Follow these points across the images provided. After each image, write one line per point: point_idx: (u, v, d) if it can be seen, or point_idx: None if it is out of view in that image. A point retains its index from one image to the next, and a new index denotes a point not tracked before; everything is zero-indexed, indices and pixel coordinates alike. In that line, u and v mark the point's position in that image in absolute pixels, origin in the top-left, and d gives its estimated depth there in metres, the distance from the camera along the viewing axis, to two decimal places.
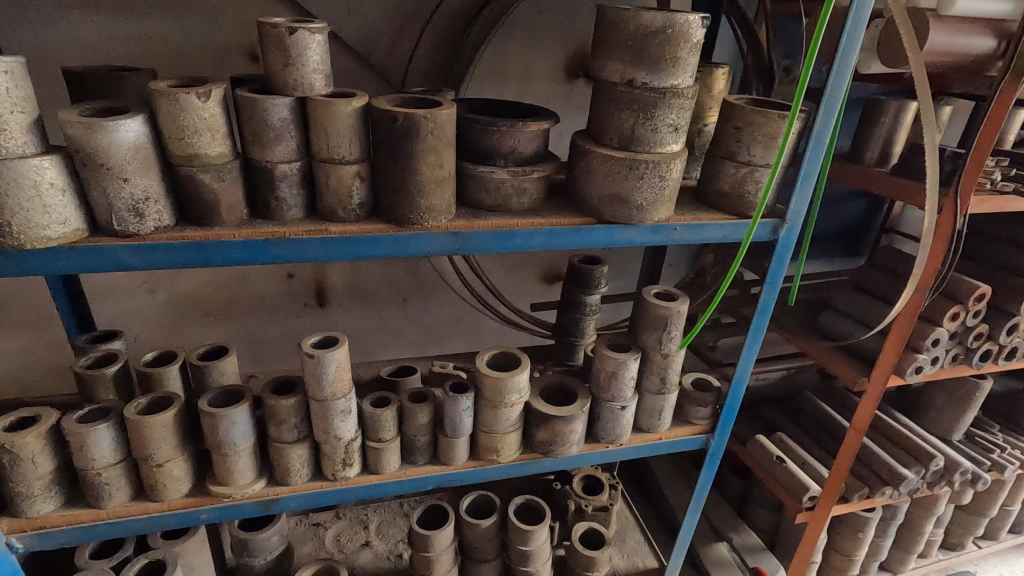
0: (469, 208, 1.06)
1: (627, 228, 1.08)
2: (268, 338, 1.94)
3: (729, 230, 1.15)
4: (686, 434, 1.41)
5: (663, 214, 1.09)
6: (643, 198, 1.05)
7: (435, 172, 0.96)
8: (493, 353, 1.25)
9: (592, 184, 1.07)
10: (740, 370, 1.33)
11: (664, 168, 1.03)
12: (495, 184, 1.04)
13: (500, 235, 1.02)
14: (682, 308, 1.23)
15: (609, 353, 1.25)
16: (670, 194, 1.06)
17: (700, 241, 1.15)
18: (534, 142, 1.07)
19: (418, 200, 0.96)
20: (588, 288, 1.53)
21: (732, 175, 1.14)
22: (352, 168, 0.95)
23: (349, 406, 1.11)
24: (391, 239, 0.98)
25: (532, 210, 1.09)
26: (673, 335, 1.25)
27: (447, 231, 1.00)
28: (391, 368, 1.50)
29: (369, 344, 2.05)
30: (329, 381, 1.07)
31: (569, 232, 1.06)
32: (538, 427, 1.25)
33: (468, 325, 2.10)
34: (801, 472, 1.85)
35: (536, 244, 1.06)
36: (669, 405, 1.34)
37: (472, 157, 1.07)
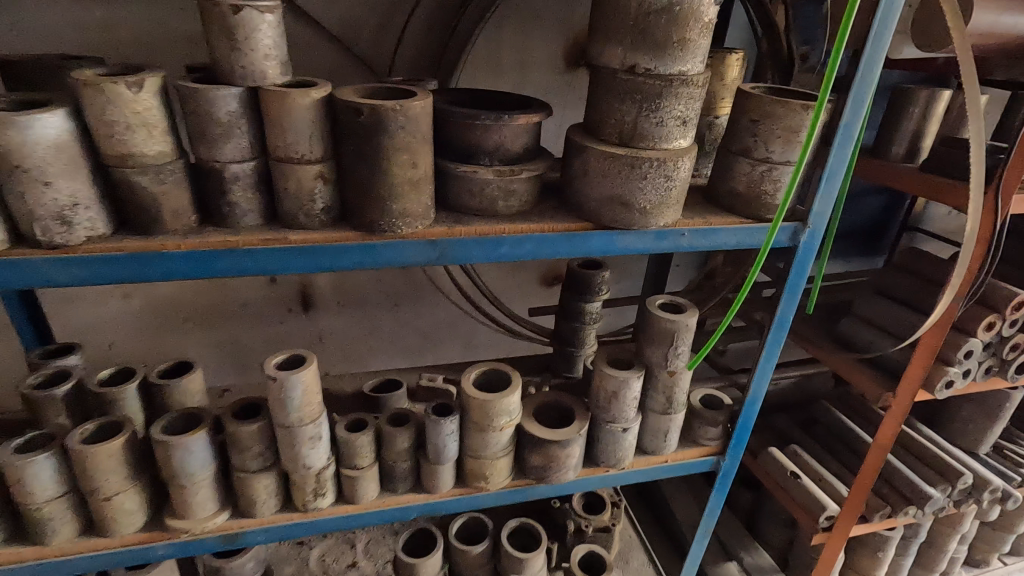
0: (451, 212, 0.95)
1: (629, 234, 0.96)
2: (251, 346, 1.83)
3: (744, 236, 1.03)
4: (695, 456, 1.29)
5: (669, 218, 0.97)
6: (647, 201, 0.93)
7: (409, 173, 0.84)
8: (481, 369, 1.13)
9: (590, 185, 0.94)
10: (754, 387, 1.21)
11: (670, 166, 0.91)
12: (479, 185, 0.93)
13: (484, 243, 0.91)
14: (691, 322, 1.10)
15: (610, 370, 1.13)
16: (677, 195, 0.94)
17: (711, 248, 1.03)
18: (523, 138, 0.95)
19: (390, 204, 0.85)
20: (588, 296, 1.41)
21: (748, 174, 1.02)
22: (314, 168, 0.83)
23: (319, 432, 1.00)
24: (360, 248, 0.87)
25: (521, 214, 0.97)
26: (681, 351, 1.12)
27: (424, 239, 0.89)
28: (374, 382, 1.39)
29: (358, 351, 1.94)
30: (295, 406, 0.96)
31: (563, 239, 0.94)
32: (531, 451, 1.14)
33: (463, 331, 1.98)
34: (817, 489, 1.73)
35: (525, 252, 0.94)
36: (675, 425, 1.22)
37: (454, 154, 0.95)
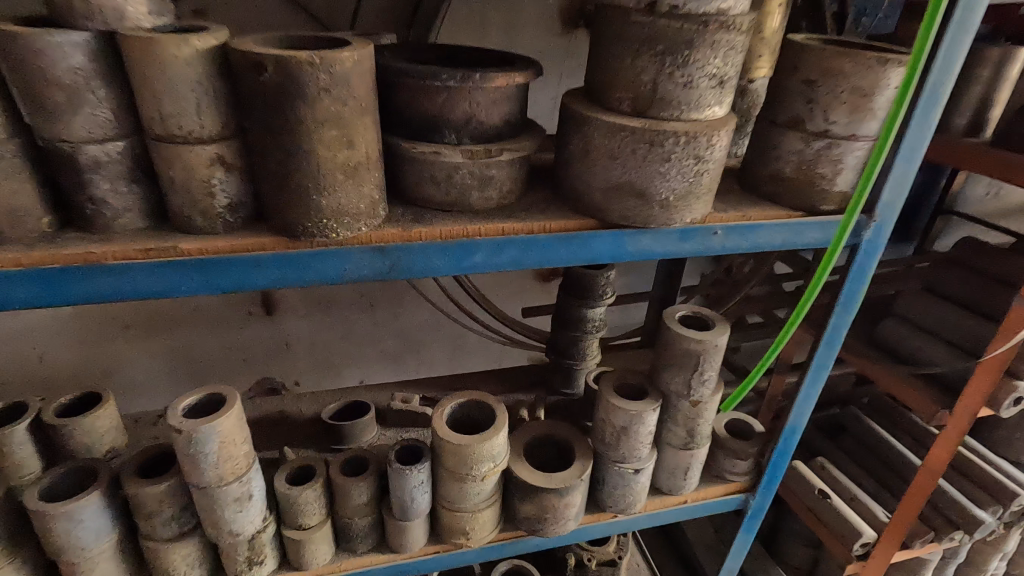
0: (408, 208, 0.72)
1: (644, 235, 0.73)
2: (207, 355, 1.60)
3: (792, 234, 0.80)
4: (719, 494, 1.08)
5: (698, 213, 0.73)
6: (669, 191, 0.69)
7: (342, 156, 0.61)
8: (457, 402, 0.91)
9: (593, 170, 0.71)
10: (793, 416, 1.00)
11: (701, 143, 0.67)
12: (446, 172, 0.69)
13: (451, 250, 0.68)
14: (721, 341, 0.87)
15: (618, 402, 0.90)
16: (709, 182, 0.71)
17: (749, 250, 0.80)
18: (504, 106, 0.71)
19: (316, 199, 0.62)
20: (589, 301, 1.18)
21: (799, 153, 0.78)
22: (209, 151, 0.60)
23: (247, 490, 0.78)
24: (280, 261, 0.64)
25: (502, 208, 0.74)
26: (707, 377, 0.90)
27: (369, 246, 0.66)
28: (337, 405, 1.16)
29: (331, 358, 1.70)
30: (210, 464, 0.74)
31: (556, 242, 0.71)
32: (521, 500, 0.92)
33: (450, 334, 1.74)
34: (849, 511, 1.52)
35: (507, 260, 0.71)
36: (697, 461, 1.01)
37: (410, 129, 0.71)
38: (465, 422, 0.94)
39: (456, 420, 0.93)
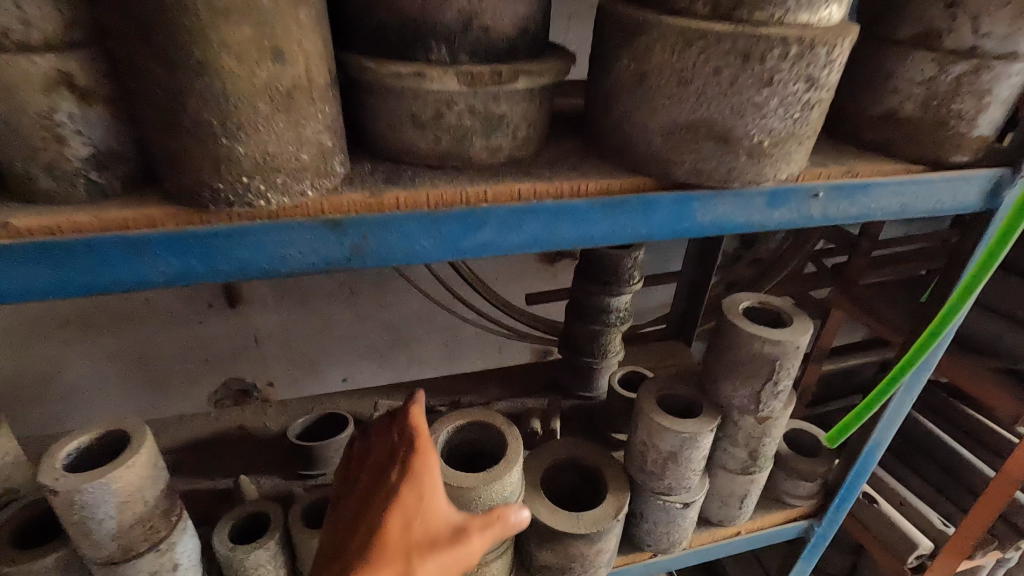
0: (379, 164, 0.49)
1: (720, 199, 0.51)
2: (160, 354, 1.30)
3: (914, 197, 0.58)
4: (776, 522, 0.89)
5: (797, 166, 0.51)
6: (764, 133, 0.47)
7: (267, 75, 0.38)
8: (455, 427, 0.70)
9: (649, 104, 0.49)
10: (879, 428, 0.82)
11: (817, 56, 0.44)
12: (434, 109, 0.47)
13: (445, 223, 0.46)
14: (803, 341, 0.66)
15: (666, 422, 0.69)
16: (818, 119, 0.48)
17: (854, 219, 0.58)
18: (519, 8, 0.48)
19: (228, 145, 0.39)
20: (613, 287, 0.96)
21: (927, 82, 0.56)
22: (44, 66, 0.37)
23: (170, 559, 0.58)
24: (178, 243, 0.41)
25: (514, 162, 0.51)
26: (781, 389, 0.69)
27: (315, 220, 0.43)
28: (307, 419, 0.94)
29: (306, 354, 1.42)
30: (107, 532, 0.53)
31: (597, 210, 0.49)
32: (539, 546, 0.72)
33: (444, 325, 1.49)
34: (899, 517, 1.30)
35: (526, 237, 0.48)
36: (757, 487, 0.81)
37: (379, 45, 0.47)
38: (467, 449, 0.73)
39: (454, 449, 0.72)
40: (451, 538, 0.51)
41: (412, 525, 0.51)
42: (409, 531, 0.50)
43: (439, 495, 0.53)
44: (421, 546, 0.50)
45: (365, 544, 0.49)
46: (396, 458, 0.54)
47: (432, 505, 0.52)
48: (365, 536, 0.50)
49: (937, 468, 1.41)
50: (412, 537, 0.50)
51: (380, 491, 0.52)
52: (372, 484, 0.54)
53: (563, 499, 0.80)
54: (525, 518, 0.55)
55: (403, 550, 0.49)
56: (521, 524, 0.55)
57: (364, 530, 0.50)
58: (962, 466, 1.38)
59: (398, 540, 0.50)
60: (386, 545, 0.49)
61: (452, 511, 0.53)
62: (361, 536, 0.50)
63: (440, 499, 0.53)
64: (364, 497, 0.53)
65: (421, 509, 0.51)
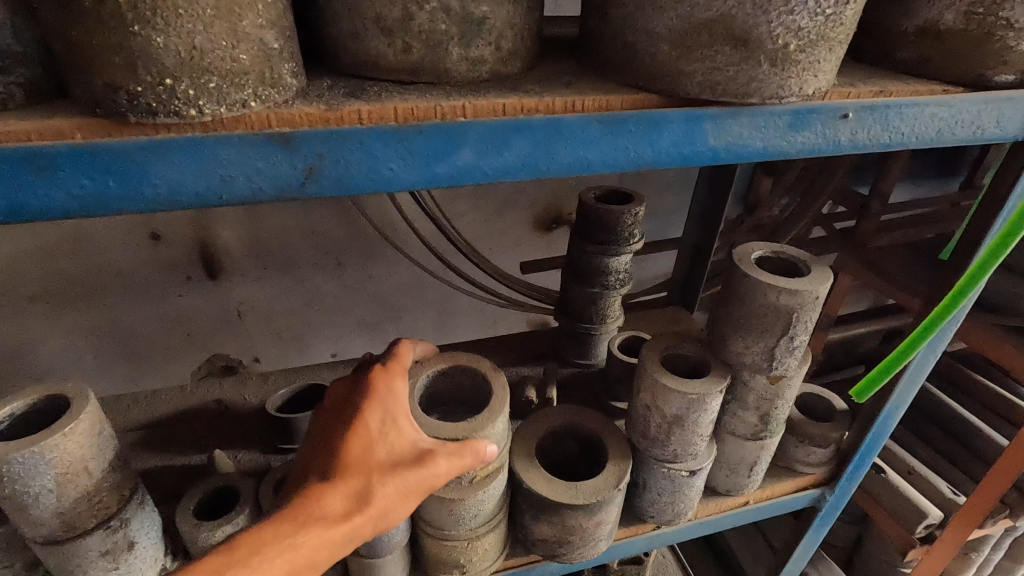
0: (340, 79, 0.42)
1: (737, 119, 0.44)
2: (139, 329, 1.23)
3: (953, 121, 0.51)
4: (786, 492, 0.84)
5: (825, 79, 0.44)
6: (790, 32, 0.40)
7: None
8: (438, 372, 0.63)
9: (654, 4, 0.42)
10: (899, 390, 0.76)
11: None
12: (402, 8, 0.40)
13: (405, 138, 0.39)
14: (824, 291, 0.59)
15: (671, 383, 0.63)
16: (849, 18, 0.42)
17: (884, 147, 0.51)
18: None
19: (147, 36, 0.32)
20: (613, 247, 0.89)
21: None
22: None
23: (126, 538, 0.52)
24: (90, 159, 0.34)
25: (499, 78, 0.44)
26: (798, 344, 0.63)
27: (258, 135, 0.36)
28: (287, 391, 0.88)
29: (292, 329, 1.35)
30: (46, 509, 0.47)
31: (588, 131, 0.42)
32: (535, 518, 0.67)
33: (435, 297, 1.43)
34: (907, 486, 1.26)
35: (511, 157, 0.41)
36: (768, 454, 0.75)
37: None
38: (449, 399, 0.68)
39: (435, 398, 0.66)
40: (414, 461, 0.50)
41: (373, 448, 0.50)
42: (371, 454, 0.50)
43: (405, 420, 0.53)
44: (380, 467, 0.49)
45: (325, 466, 0.49)
46: (363, 381, 0.54)
47: (395, 429, 0.52)
48: (325, 457, 0.50)
49: (947, 437, 1.37)
50: (374, 459, 0.50)
51: (344, 413, 0.52)
52: (335, 410, 0.54)
53: (561, 469, 0.75)
54: (494, 452, 0.54)
55: (364, 472, 0.48)
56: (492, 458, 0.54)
57: (327, 451, 0.50)
58: (972, 434, 1.33)
59: (358, 462, 0.49)
60: (345, 466, 0.49)
61: (418, 435, 0.52)
62: (322, 458, 0.50)
63: (404, 424, 0.52)
64: (327, 422, 0.53)
65: (384, 433, 0.51)
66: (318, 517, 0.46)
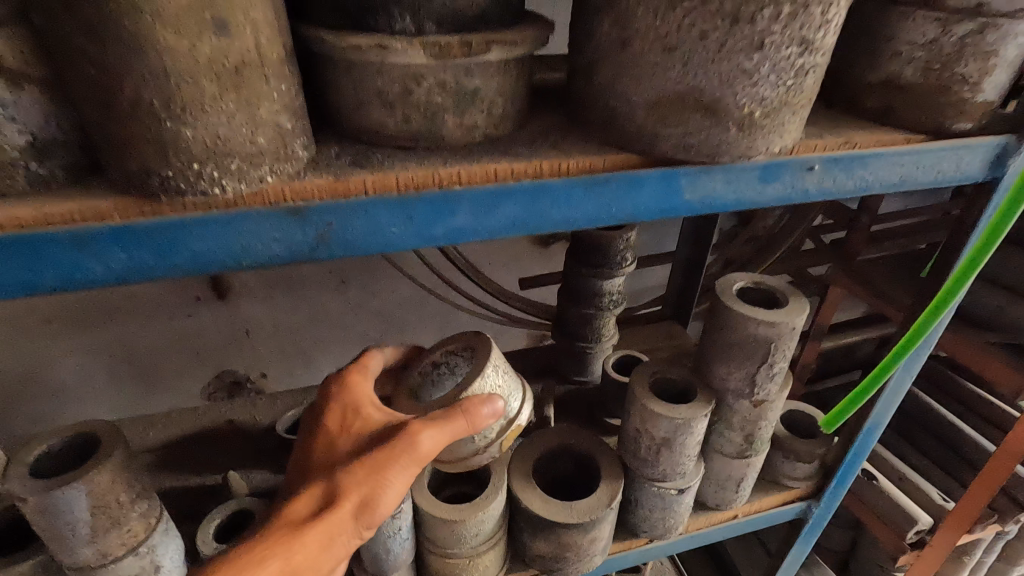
0: (346, 146, 0.46)
1: (709, 175, 0.48)
2: (151, 348, 1.27)
3: (915, 168, 0.55)
4: (773, 505, 0.88)
5: (792, 138, 0.48)
6: (755, 102, 0.44)
7: (210, 50, 0.35)
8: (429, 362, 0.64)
9: (631, 74, 0.45)
10: (878, 408, 0.80)
11: (810, 16, 0.41)
12: (401, 84, 0.43)
13: (406, 202, 0.43)
14: (800, 322, 0.63)
15: (658, 408, 0.67)
16: (812, 87, 0.45)
17: (854, 192, 0.55)
18: None
19: (174, 128, 0.36)
20: (605, 270, 0.93)
21: (930, 45, 0.53)
22: None
23: (151, 563, 0.56)
24: (123, 236, 0.38)
25: (491, 141, 0.48)
26: (777, 370, 0.67)
27: (274, 208, 0.40)
28: (295, 412, 0.91)
29: (299, 345, 1.40)
30: (80, 540, 0.51)
31: (569, 188, 0.46)
32: (532, 535, 0.71)
33: (437, 311, 1.47)
34: (899, 493, 1.29)
35: (503, 216, 0.45)
36: (753, 471, 0.79)
37: (337, 12, 0.43)
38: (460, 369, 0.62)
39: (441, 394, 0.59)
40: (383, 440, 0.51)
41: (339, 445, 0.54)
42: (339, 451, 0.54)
43: (371, 408, 0.56)
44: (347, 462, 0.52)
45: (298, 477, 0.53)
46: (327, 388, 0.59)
47: (362, 420, 0.55)
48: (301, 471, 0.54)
49: (938, 443, 1.40)
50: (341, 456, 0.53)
51: (314, 426, 0.57)
52: (307, 426, 0.59)
53: (558, 488, 0.79)
54: (484, 407, 0.52)
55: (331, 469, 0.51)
56: (486, 413, 0.52)
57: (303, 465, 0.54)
58: (962, 441, 1.36)
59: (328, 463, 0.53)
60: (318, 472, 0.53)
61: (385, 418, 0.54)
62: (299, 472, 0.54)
63: (370, 413, 0.56)
64: (303, 436, 0.58)
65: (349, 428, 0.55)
66: (290, 521, 0.48)
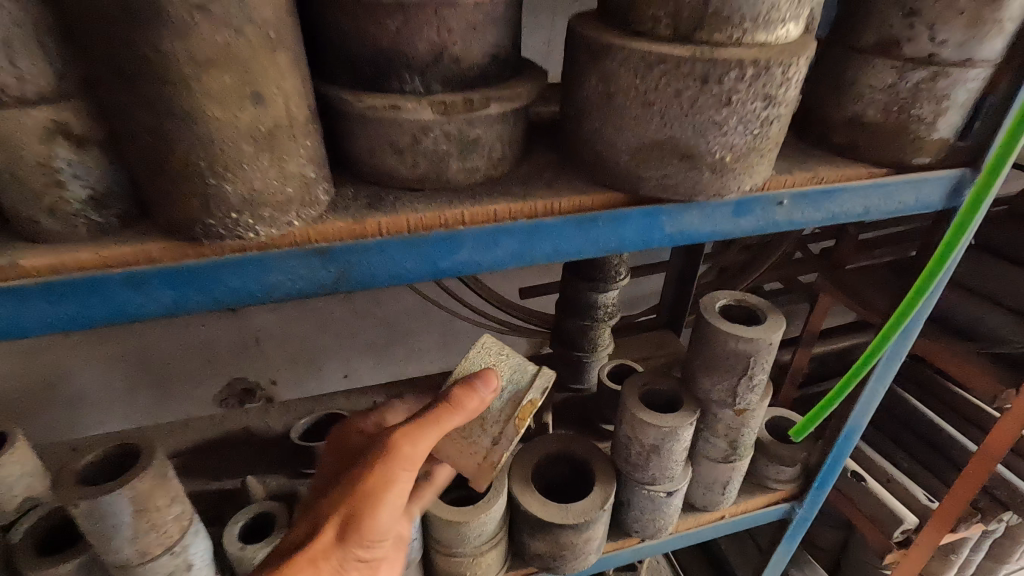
0: (361, 188, 0.52)
1: (688, 212, 0.54)
2: (166, 357, 1.33)
3: (877, 200, 0.61)
4: (759, 506, 0.93)
5: (761, 178, 0.54)
6: (726, 149, 0.49)
7: (248, 118, 0.40)
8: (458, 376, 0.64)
9: (616, 123, 0.51)
10: (854, 416, 0.84)
11: (773, 77, 0.46)
12: (411, 136, 0.49)
13: (417, 242, 0.48)
14: (777, 338, 0.69)
15: (647, 417, 0.73)
16: (778, 134, 0.51)
17: (822, 222, 0.60)
18: (487, 35, 0.49)
19: (217, 184, 0.42)
20: (599, 285, 0.98)
21: (889, 89, 0.58)
22: (39, 117, 0.39)
23: (184, 561, 0.62)
24: (170, 275, 0.44)
25: (492, 182, 0.54)
26: (757, 382, 0.72)
27: (302, 249, 0.46)
28: (308, 420, 0.97)
29: (308, 353, 1.45)
30: (125, 540, 0.57)
31: (561, 226, 0.51)
32: (531, 535, 0.76)
33: (440, 319, 1.52)
34: (886, 494, 1.34)
35: (502, 252, 0.51)
36: (738, 474, 0.84)
37: (354, 73, 0.48)
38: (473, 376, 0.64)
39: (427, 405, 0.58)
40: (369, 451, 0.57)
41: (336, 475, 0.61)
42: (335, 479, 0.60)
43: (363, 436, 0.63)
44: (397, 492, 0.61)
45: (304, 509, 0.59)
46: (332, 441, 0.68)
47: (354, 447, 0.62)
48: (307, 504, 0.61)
49: (925, 445, 1.45)
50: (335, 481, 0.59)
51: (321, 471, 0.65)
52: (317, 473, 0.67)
53: (556, 491, 0.85)
54: (461, 391, 0.57)
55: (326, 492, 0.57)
56: (465, 397, 0.57)
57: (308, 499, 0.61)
58: (948, 443, 1.41)
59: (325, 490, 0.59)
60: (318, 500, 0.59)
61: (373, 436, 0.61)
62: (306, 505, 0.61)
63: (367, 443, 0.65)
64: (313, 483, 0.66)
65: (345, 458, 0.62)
66: (293, 542, 0.54)
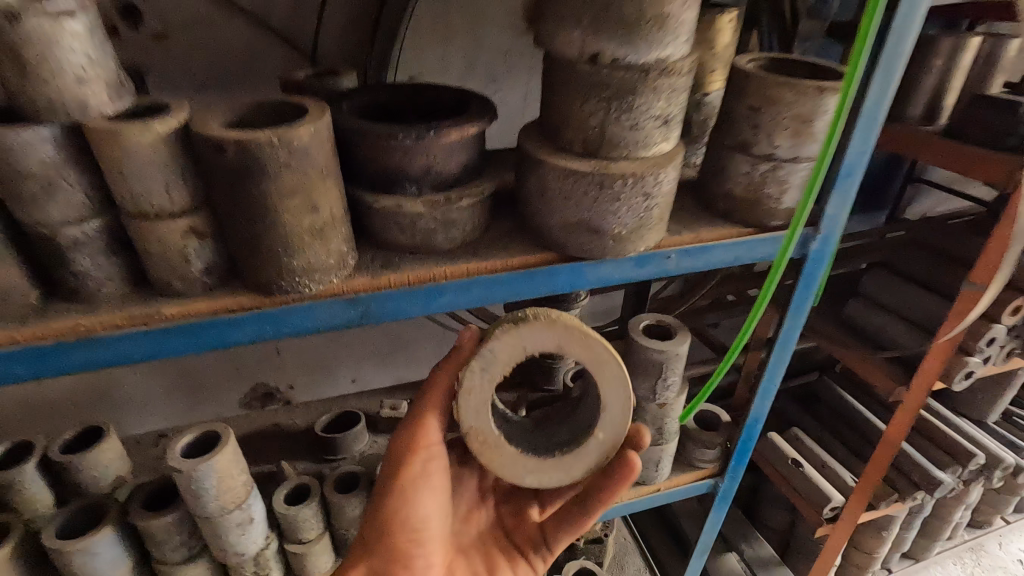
0: (376, 252, 0.75)
1: (602, 265, 0.78)
2: (203, 366, 1.57)
3: (744, 251, 0.85)
4: (689, 480, 1.16)
5: (653, 241, 0.78)
6: (621, 226, 0.73)
7: (308, 220, 0.64)
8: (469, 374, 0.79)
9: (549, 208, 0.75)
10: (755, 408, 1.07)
11: (648, 182, 0.71)
12: (410, 220, 0.72)
13: (415, 292, 0.72)
14: (682, 350, 0.93)
15: None
16: (660, 214, 0.75)
17: (706, 268, 0.85)
18: (460, 154, 0.73)
19: (287, 261, 0.65)
20: (563, 305, 1.22)
21: (747, 175, 0.82)
22: (182, 224, 0.63)
23: (248, 515, 0.86)
24: (257, 317, 0.68)
25: (467, 246, 0.77)
26: (671, 382, 0.96)
27: (339, 297, 0.70)
28: (328, 417, 1.20)
29: (322, 362, 1.69)
30: (211, 497, 0.80)
31: (513, 278, 0.76)
32: (503, 499, 1.00)
33: (436, 330, 1.76)
34: (818, 476, 1.56)
35: (474, 296, 0.75)
36: (668, 454, 1.08)
37: (373, 180, 0.72)
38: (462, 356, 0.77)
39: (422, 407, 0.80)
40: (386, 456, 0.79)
41: None
42: None
43: None
44: (526, 527, 0.99)
45: None
46: None
47: None
48: None
49: (854, 435, 1.68)
50: None
51: None
52: None
53: None
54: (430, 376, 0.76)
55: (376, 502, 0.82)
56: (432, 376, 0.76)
57: None
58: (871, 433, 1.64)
59: None
60: None
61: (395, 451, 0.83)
62: None
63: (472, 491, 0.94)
64: None
65: None
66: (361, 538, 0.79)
